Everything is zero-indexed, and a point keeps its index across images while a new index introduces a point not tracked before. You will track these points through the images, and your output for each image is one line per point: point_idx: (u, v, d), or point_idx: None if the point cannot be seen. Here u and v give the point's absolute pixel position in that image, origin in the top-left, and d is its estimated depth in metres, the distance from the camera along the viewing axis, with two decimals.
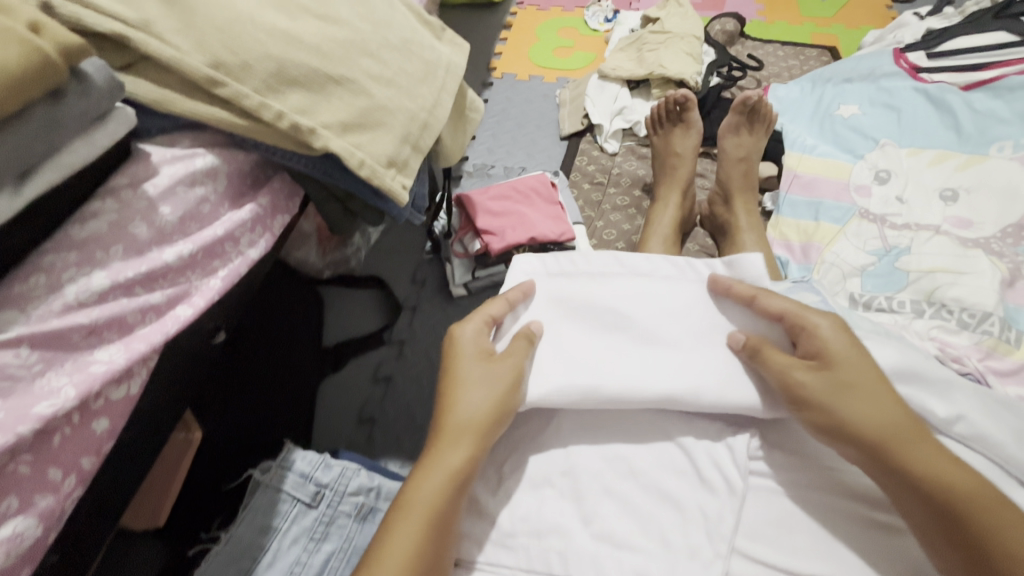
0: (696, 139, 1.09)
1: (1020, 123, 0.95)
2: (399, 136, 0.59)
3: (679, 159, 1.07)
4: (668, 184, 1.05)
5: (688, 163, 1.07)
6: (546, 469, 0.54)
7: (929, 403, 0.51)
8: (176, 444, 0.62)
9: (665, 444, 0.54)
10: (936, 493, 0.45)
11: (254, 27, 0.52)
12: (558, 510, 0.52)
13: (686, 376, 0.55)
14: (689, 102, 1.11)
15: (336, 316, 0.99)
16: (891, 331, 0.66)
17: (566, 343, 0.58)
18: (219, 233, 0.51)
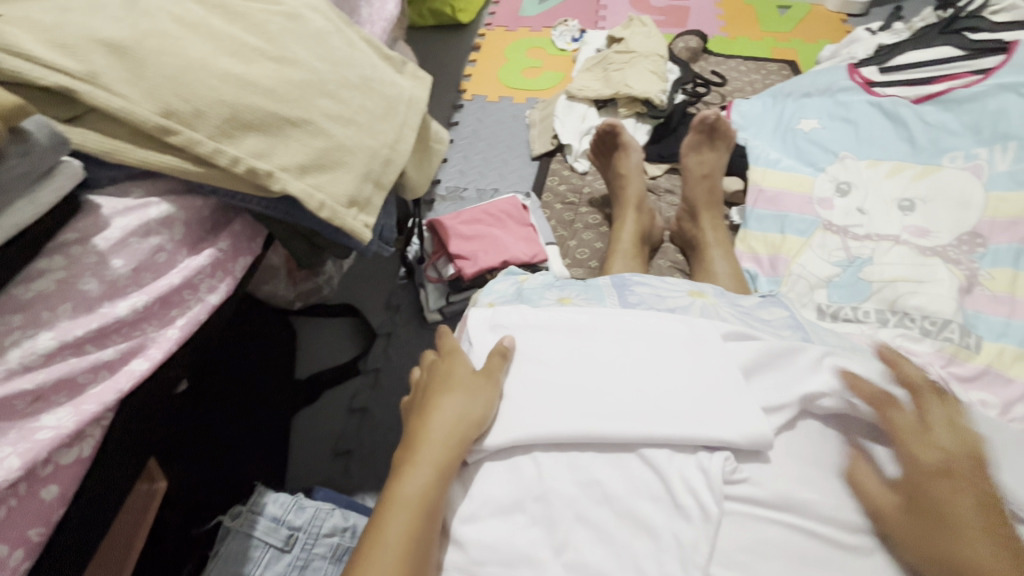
0: (638, 158, 1.10)
1: (970, 135, 0.99)
2: (360, 174, 0.59)
3: (625, 180, 1.09)
4: (620, 205, 1.07)
5: (635, 181, 1.08)
6: (508, 495, 0.47)
7: None
8: (139, 495, 0.58)
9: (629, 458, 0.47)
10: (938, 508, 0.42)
11: (207, 73, 0.51)
12: (524, 538, 0.45)
13: (671, 389, 0.50)
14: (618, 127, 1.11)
15: (312, 345, 1.00)
16: (857, 343, 0.64)
17: (537, 359, 0.54)
18: (176, 282, 0.50)
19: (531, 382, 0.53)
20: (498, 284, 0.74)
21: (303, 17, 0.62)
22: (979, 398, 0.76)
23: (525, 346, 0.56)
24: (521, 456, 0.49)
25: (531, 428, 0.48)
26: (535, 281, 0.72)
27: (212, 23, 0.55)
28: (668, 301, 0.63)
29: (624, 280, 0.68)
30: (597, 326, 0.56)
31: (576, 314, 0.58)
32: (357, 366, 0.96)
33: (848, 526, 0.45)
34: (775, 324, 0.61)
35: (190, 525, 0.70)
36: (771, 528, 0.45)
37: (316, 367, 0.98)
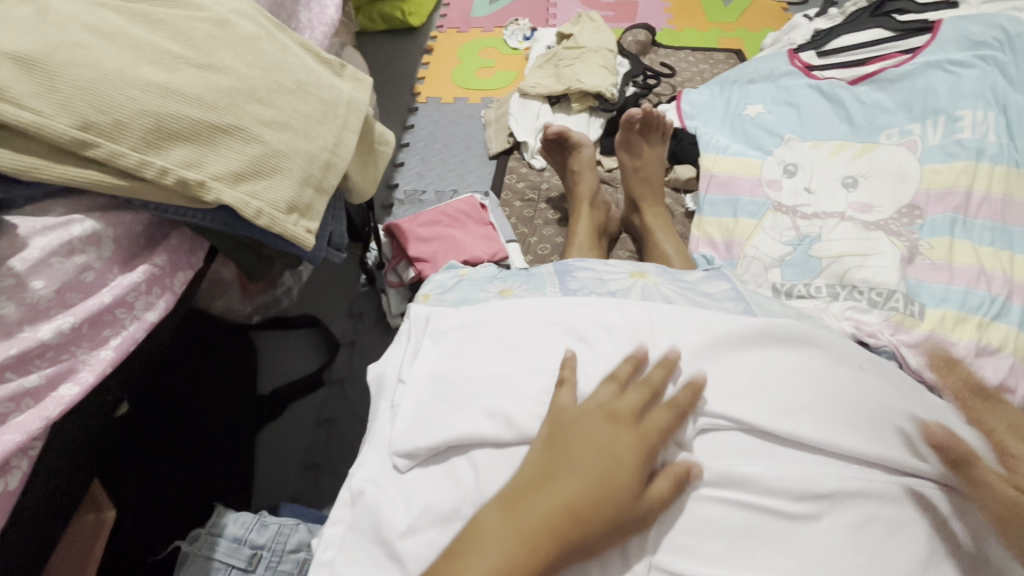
0: (591, 151, 1.12)
1: (902, 112, 1.04)
2: (299, 179, 0.58)
3: (579, 175, 1.10)
4: (575, 201, 1.08)
5: (588, 176, 1.10)
6: (447, 503, 0.46)
7: (864, 383, 0.49)
8: (84, 527, 0.56)
9: None
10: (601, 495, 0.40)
11: (127, 83, 0.50)
12: None
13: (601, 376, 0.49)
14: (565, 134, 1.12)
15: (271, 361, 0.97)
16: (800, 311, 0.66)
17: (463, 357, 0.54)
18: (107, 301, 0.48)
19: (467, 381, 0.52)
20: (439, 278, 0.77)
21: (230, 23, 0.61)
22: (926, 361, 0.78)
23: (460, 346, 0.55)
24: (460, 460, 0.49)
25: (469, 430, 0.48)
26: (477, 274, 0.74)
27: (130, 32, 0.54)
28: (609, 285, 0.63)
29: (566, 267, 0.69)
30: (531, 321, 0.55)
31: (510, 308, 0.57)
32: (322, 377, 0.94)
33: (793, 496, 0.43)
34: (718, 299, 0.62)
35: (146, 553, 0.68)
36: (710, 507, 0.43)
37: (280, 380, 0.96)
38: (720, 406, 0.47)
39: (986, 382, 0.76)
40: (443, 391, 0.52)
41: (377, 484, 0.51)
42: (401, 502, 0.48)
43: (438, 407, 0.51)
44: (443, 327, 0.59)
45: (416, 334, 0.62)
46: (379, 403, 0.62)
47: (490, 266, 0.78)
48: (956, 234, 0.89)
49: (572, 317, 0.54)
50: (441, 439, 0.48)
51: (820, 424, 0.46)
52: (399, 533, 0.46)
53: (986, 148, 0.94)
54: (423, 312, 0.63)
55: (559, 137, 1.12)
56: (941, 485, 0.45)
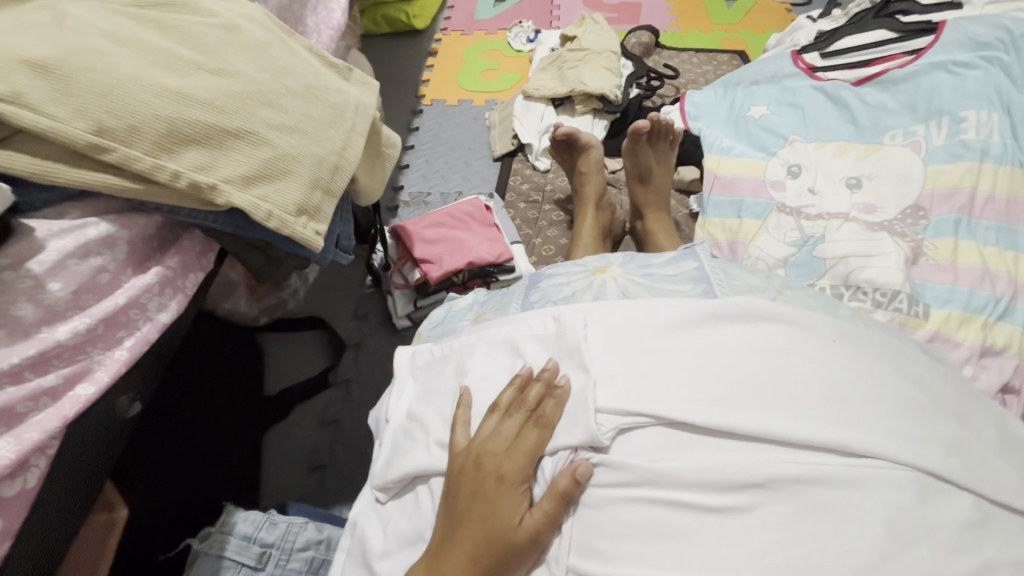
0: (597, 155, 1.12)
1: (906, 113, 1.04)
2: (308, 181, 0.59)
3: (585, 176, 1.11)
4: (580, 201, 1.09)
5: (595, 177, 1.10)
6: (412, 527, 0.50)
7: (823, 365, 0.46)
8: (97, 525, 0.58)
9: None
10: (489, 535, 0.44)
11: (142, 88, 0.51)
12: None
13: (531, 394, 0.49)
14: (573, 135, 1.12)
15: (279, 363, 0.96)
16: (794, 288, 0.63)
17: (425, 392, 0.58)
18: (121, 302, 0.49)
19: (429, 413, 0.55)
20: (437, 311, 0.78)
21: (240, 28, 0.62)
22: None
23: (427, 384, 0.58)
24: (422, 488, 0.52)
25: (418, 462, 0.51)
26: (466, 302, 0.75)
27: (144, 38, 0.55)
28: (567, 291, 0.61)
29: (538, 277, 0.67)
30: (479, 343, 0.56)
31: (468, 334, 0.59)
32: (327, 379, 0.95)
33: (718, 487, 0.41)
34: (675, 281, 0.60)
35: (159, 551, 0.70)
36: (628, 506, 0.42)
37: (286, 382, 0.94)
38: (649, 402, 0.44)
39: (991, 382, 0.77)
40: (411, 426, 0.55)
41: (367, 514, 0.54)
42: (381, 527, 0.52)
43: (404, 442, 0.54)
44: (421, 363, 0.61)
45: (399, 372, 0.63)
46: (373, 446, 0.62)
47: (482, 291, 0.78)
48: (960, 234, 0.89)
49: (513, 334, 0.55)
50: (403, 472, 0.51)
51: (754, 412, 0.43)
52: (376, 555, 0.50)
53: (991, 148, 0.94)
54: (407, 350, 0.64)
55: (568, 138, 1.13)
56: (893, 466, 0.41)
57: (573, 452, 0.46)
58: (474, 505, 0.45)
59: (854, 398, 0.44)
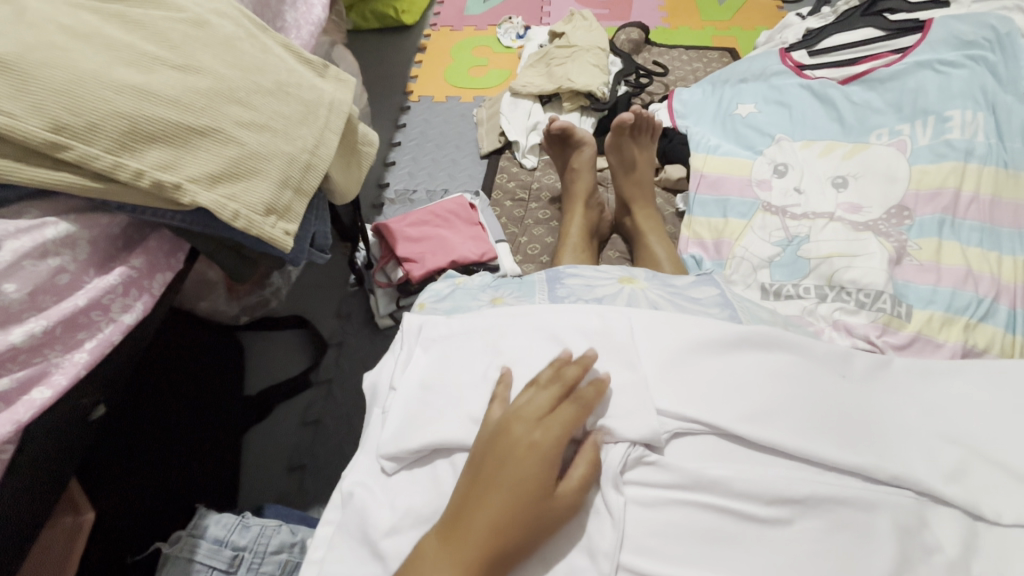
0: (591, 152, 1.11)
1: (893, 112, 1.04)
2: (278, 180, 0.58)
3: (577, 173, 1.10)
4: (569, 198, 1.08)
5: (586, 174, 1.10)
6: (428, 506, 0.51)
7: (837, 386, 0.52)
8: (60, 530, 0.56)
9: None
10: (524, 495, 0.43)
11: (101, 85, 0.49)
12: None
13: None
14: (569, 129, 1.11)
15: (260, 361, 0.97)
16: (790, 323, 0.72)
17: (447, 363, 0.59)
18: (81, 303, 0.48)
19: (456, 385, 0.57)
20: (437, 285, 0.82)
21: (209, 23, 0.61)
22: None
23: (448, 354, 0.60)
24: (442, 463, 0.53)
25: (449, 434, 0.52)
26: (471, 283, 0.81)
27: (106, 33, 0.53)
28: (595, 292, 0.70)
29: (557, 275, 0.75)
30: (512, 324, 0.59)
31: (497, 314, 0.62)
32: (308, 378, 0.94)
33: (762, 499, 0.45)
34: (704, 304, 0.70)
35: (127, 553, 0.66)
36: (677, 511, 0.46)
37: (265, 382, 0.96)
38: (697, 410, 0.49)
39: None
40: (429, 396, 0.57)
41: (365, 485, 0.55)
42: (384, 501, 0.53)
43: (421, 412, 0.55)
44: (433, 335, 0.63)
45: (407, 342, 0.65)
46: (373, 409, 0.66)
47: (485, 275, 0.84)
48: (944, 234, 0.89)
49: (555, 324, 0.58)
50: (423, 442, 0.52)
51: (791, 429, 0.48)
52: (384, 532, 0.50)
53: (975, 148, 0.93)
54: (414, 320, 0.67)
55: (562, 133, 1.12)
56: (905, 490, 0.47)
57: (630, 446, 0.48)
58: (507, 465, 0.44)
59: (866, 420, 0.50)
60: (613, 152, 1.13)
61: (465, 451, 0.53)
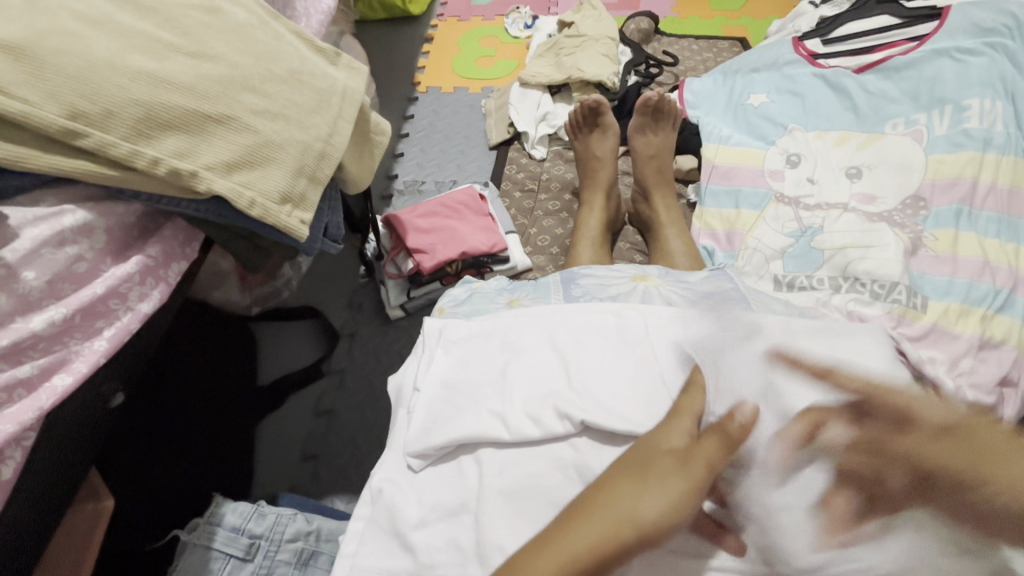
0: (613, 142, 1.14)
1: (908, 101, 1.02)
2: (293, 169, 0.58)
3: (599, 163, 1.11)
4: (590, 188, 1.08)
5: (607, 165, 1.11)
6: (454, 499, 0.54)
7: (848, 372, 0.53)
8: (83, 515, 0.57)
9: (558, 444, 0.53)
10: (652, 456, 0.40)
11: (117, 72, 0.49)
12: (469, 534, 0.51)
13: (588, 384, 0.55)
14: (602, 106, 1.14)
15: (272, 358, 0.95)
16: (801, 313, 0.73)
17: (466, 363, 0.64)
18: (99, 292, 0.48)
19: (473, 383, 0.61)
20: (456, 291, 0.86)
21: (221, 11, 0.60)
22: (928, 354, 0.78)
23: (468, 355, 0.65)
24: (464, 455, 0.57)
25: (470, 429, 0.55)
26: (488, 287, 0.84)
27: (121, 20, 0.53)
28: (609, 290, 0.73)
29: (571, 276, 0.79)
30: (527, 328, 0.64)
31: (513, 316, 0.67)
32: (321, 369, 0.94)
33: None
34: (718, 298, 0.71)
35: (145, 543, 0.69)
36: None
37: (278, 372, 0.93)
38: None
39: (990, 375, 0.76)
40: (451, 395, 0.61)
41: (393, 482, 0.58)
42: (413, 496, 0.56)
43: (446, 409, 0.59)
44: (454, 338, 0.68)
45: (429, 343, 0.70)
46: (399, 410, 0.69)
47: (501, 279, 0.89)
48: (961, 225, 0.88)
49: (565, 326, 0.63)
50: (447, 437, 0.56)
51: None
52: (412, 525, 0.53)
53: (993, 138, 0.92)
54: (436, 323, 0.71)
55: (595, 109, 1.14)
56: None
57: None
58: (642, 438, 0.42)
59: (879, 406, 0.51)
60: (632, 133, 1.15)
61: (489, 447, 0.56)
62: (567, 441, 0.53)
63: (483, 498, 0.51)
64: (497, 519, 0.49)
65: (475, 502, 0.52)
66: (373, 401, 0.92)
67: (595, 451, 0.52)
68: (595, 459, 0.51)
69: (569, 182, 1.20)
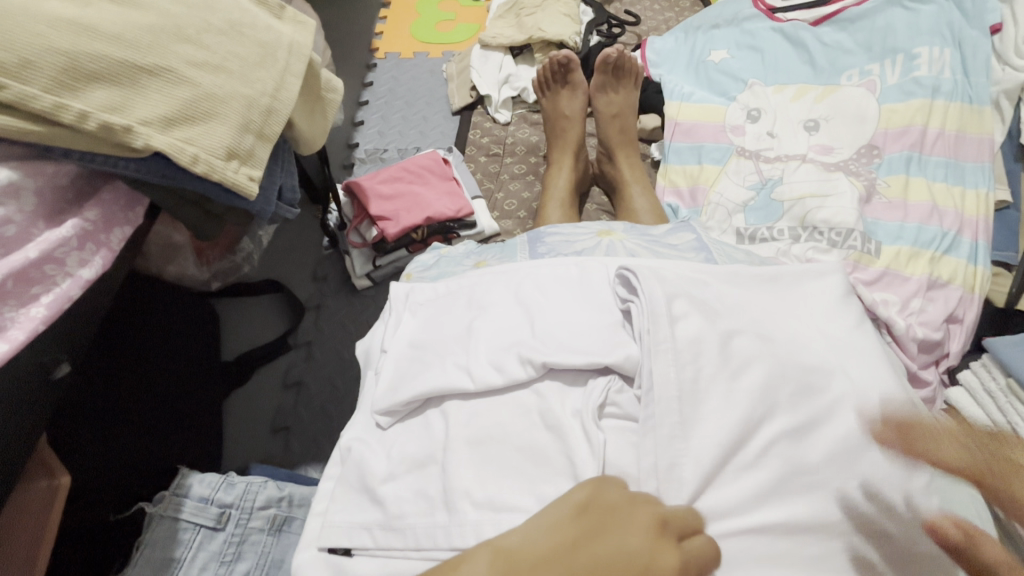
0: (582, 101, 1.13)
1: (863, 53, 1.04)
2: (238, 124, 0.55)
3: (568, 122, 1.10)
4: (559, 147, 1.07)
5: (577, 124, 1.10)
6: (423, 451, 0.54)
7: (804, 316, 0.56)
8: (40, 491, 0.55)
9: (524, 393, 0.54)
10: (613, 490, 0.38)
11: (32, 17, 0.45)
12: (436, 485, 0.51)
13: (551, 332, 0.56)
14: (572, 63, 1.15)
15: (236, 329, 0.97)
16: (759, 261, 0.75)
17: (433, 322, 0.64)
18: (32, 256, 0.46)
19: (439, 340, 0.61)
20: (423, 257, 0.85)
21: None
22: (882, 297, 0.81)
23: (435, 314, 0.64)
24: (433, 410, 0.57)
25: (436, 382, 0.56)
26: (456, 252, 0.83)
27: None
28: (574, 246, 0.73)
29: (538, 235, 0.78)
30: (492, 284, 0.64)
31: (478, 275, 0.66)
32: (287, 342, 0.94)
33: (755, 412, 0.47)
34: (680, 248, 0.72)
35: (110, 510, 0.64)
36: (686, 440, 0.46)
37: (244, 347, 0.95)
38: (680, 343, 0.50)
39: (936, 312, 0.80)
40: (419, 352, 0.61)
41: (363, 441, 0.58)
42: (382, 452, 0.56)
43: (413, 366, 0.59)
44: (420, 300, 0.67)
45: (396, 308, 0.69)
46: (367, 372, 0.68)
47: (469, 243, 0.87)
48: (911, 171, 0.91)
49: (530, 279, 0.63)
50: (413, 393, 0.56)
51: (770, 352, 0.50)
52: (381, 479, 0.53)
53: (942, 85, 0.95)
54: (402, 288, 0.70)
55: (565, 66, 1.15)
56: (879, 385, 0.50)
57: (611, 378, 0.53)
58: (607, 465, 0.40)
59: (829, 340, 0.54)
60: (595, 92, 1.15)
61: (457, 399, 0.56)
62: (531, 386, 0.54)
63: (448, 448, 0.52)
64: (464, 467, 0.50)
65: (442, 453, 0.53)
66: (342, 370, 0.91)
67: (559, 397, 0.52)
68: (559, 406, 0.52)
69: (534, 145, 1.18)
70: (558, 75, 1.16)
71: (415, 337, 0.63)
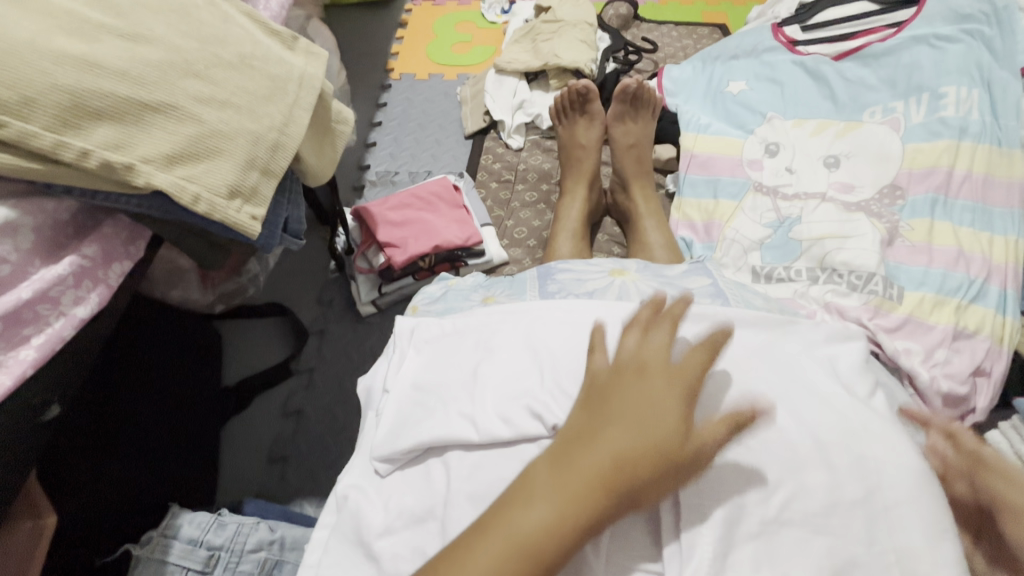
0: (599, 130, 1.12)
1: (886, 90, 1.01)
2: (243, 160, 0.54)
3: (583, 151, 1.08)
4: (573, 177, 1.06)
5: (592, 153, 1.08)
6: (421, 505, 0.51)
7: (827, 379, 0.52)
8: (23, 533, 0.55)
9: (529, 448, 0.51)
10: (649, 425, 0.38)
11: (38, 55, 0.45)
12: (434, 545, 0.49)
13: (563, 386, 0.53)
14: (590, 92, 1.13)
15: (238, 352, 0.95)
16: (779, 305, 0.71)
17: (438, 362, 0.61)
18: (24, 297, 0.45)
19: (443, 384, 0.58)
20: (431, 289, 0.83)
21: None
22: (904, 346, 0.77)
23: (440, 353, 0.62)
24: (433, 461, 0.54)
25: (437, 433, 0.53)
26: (464, 284, 0.81)
27: None
28: (585, 285, 0.70)
29: (548, 271, 0.76)
30: (501, 326, 0.61)
31: (487, 314, 0.64)
32: (289, 367, 0.92)
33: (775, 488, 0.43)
34: (695, 293, 0.69)
35: (94, 555, 0.63)
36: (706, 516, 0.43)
37: (246, 371, 0.94)
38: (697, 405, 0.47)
39: (964, 365, 0.76)
40: (422, 397, 0.58)
41: (360, 489, 0.56)
42: (380, 504, 0.54)
43: (416, 413, 0.57)
44: (425, 338, 0.65)
45: (400, 344, 0.67)
46: (368, 413, 0.66)
47: (477, 275, 0.85)
48: (937, 214, 0.87)
49: (541, 324, 0.60)
50: (414, 442, 0.54)
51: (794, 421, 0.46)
52: (377, 534, 0.51)
53: (970, 126, 0.92)
54: (407, 323, 0.68)
55: (583, 94, 1.13)
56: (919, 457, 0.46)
57: None
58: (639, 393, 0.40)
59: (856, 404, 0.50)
60: (612, 122, 1.13)
61: (459, 451, 0.53)
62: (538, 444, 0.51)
63: (451, 504, 0.49)
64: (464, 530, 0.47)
65: (441, 509, 0.50)
66: (342, 400, 0.89)
67: None
68: None
69: (547, 172, 1.16)
70: (576, 103, 1.15)
71: (420, 378, 0.61)
